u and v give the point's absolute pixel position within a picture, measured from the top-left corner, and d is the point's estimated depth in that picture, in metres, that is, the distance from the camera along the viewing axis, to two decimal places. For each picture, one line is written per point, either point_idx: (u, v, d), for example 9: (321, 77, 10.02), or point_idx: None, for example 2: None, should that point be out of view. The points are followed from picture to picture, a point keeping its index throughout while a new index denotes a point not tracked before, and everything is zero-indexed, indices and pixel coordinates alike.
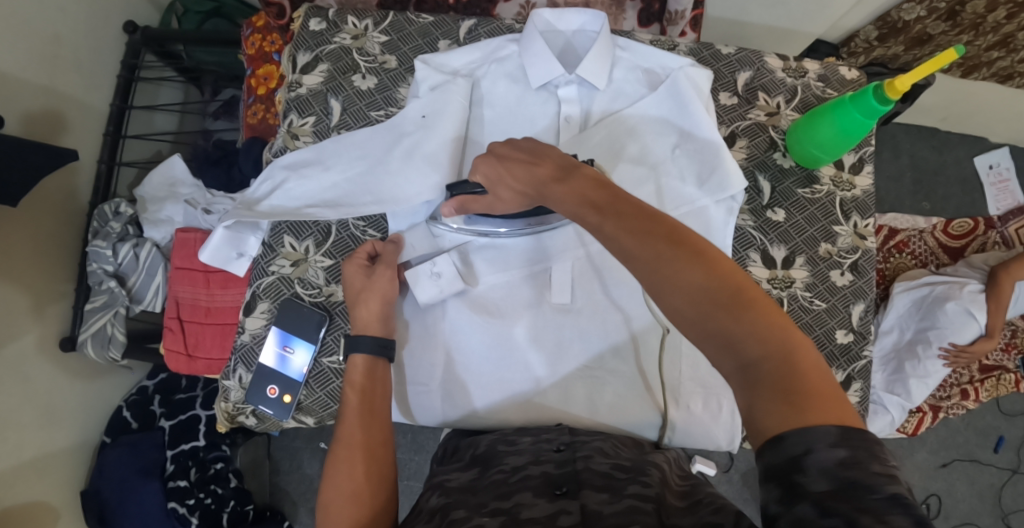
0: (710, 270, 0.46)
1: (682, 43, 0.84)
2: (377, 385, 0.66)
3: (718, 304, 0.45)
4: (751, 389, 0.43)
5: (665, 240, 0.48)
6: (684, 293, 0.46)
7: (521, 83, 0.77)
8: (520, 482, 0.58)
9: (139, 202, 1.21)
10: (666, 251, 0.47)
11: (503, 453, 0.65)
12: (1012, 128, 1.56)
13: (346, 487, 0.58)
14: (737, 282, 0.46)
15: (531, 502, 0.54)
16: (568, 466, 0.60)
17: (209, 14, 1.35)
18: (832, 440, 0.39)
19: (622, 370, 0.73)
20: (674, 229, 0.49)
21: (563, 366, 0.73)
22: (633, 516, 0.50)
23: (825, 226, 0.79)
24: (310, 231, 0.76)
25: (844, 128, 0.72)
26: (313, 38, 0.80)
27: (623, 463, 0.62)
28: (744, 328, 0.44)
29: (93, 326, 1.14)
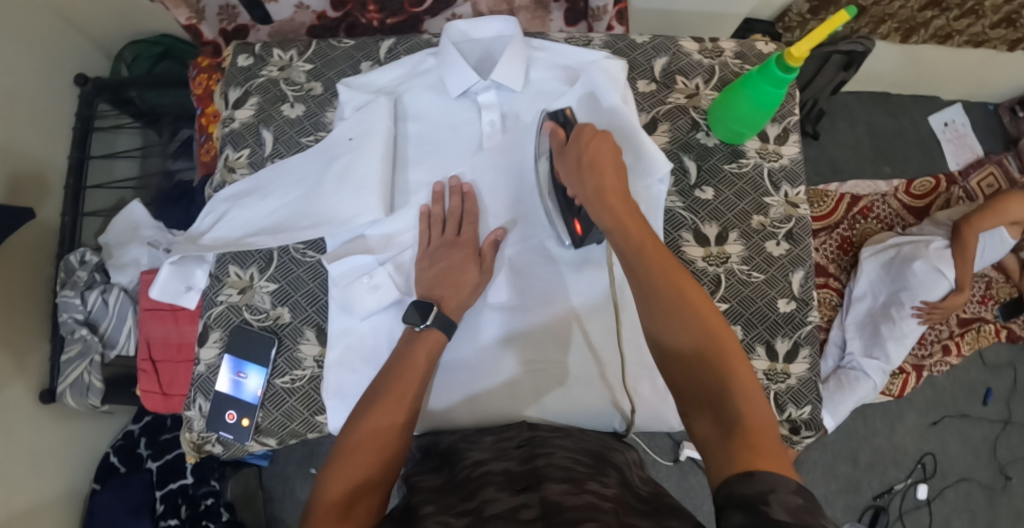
0: (713, 326, 0.54)
1: (596, 37, 0.86)
2: (418, 371, 0.63)
3: (704, 355, 0.52)
4: (716, 435, 0.49)
5: (675, 288, 0.55)
6: (680, 337, 0.53)
7: (442, 94, 0.78)
8: (482, 478, 0.58)
9: (104, 248, 1.23)
10: (668, 298, 0.55)
11: (466, 448, 0.66)
12: (960, 83, 1.59)
13: (352, 471, 0.55)
14: (728, 344, 0.53)
15: (495, 497, 0.54)
16: (531, 462, 0.60)
17: (159, 58, 1.36)
18: (793, 489, 0.43)
19: (564, 368, 0.73)
20: (683, 281, 0.56)
21: (500, 361, 0.74)
22: (592, 513, 0.48)
23: (755, 199, 0.80)
24: (253, 259, 0.76)
25: (757, 99, 0.74)
26: (241, 74, 0.82)
27: (582, 457, 0.62)
28: (719, 381, 0.51)
29: (69, 377, 1.16)
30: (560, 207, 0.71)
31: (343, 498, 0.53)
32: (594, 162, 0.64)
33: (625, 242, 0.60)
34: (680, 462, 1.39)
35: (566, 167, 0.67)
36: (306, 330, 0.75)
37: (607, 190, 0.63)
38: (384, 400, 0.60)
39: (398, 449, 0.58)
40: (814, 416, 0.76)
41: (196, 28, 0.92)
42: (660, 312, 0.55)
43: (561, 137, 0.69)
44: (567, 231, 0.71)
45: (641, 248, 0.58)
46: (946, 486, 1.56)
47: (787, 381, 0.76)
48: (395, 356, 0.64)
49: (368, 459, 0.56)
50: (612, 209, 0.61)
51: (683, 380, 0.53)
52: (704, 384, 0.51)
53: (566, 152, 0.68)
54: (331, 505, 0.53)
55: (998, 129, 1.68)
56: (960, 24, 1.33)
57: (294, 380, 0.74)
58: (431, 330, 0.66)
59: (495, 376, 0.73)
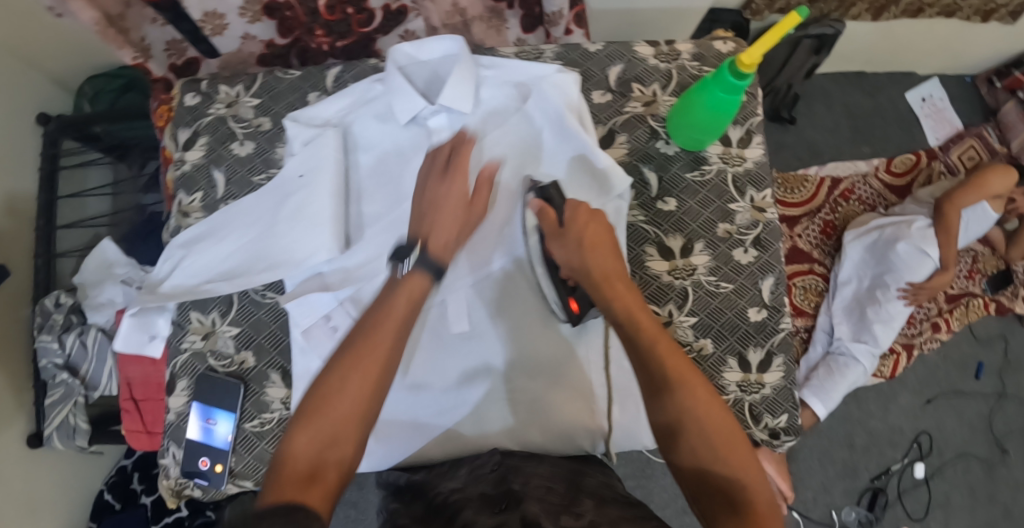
0: (719, 413, 0.55)
1: (548, 49, 0.84)
2: (401, 304, 0.59)
3: (718, 454, 0.54)
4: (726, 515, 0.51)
5: (688, 384, 0.56)
6: (697, 436, 0.54)
7: (391, 121, 0.77)
8: (459, 503, 0.57)
9: (79, 289, 1.22)
10: (681, 395, 0.55)
11: (439, 480, 0.65)
12: (936, 57, 1.57)
13: (321, 422, 0.54)
14: (733, 430, 0.55)
15: (473, 518, 0.53)
16: (504, 485, 0.59)
17: (121, 90, 1.36)
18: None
19: (531, 396, 0.72)
20: (692, 375, 0.56)
21: (464, 396, 0.72)
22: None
23: (720, 206, 0.79)
24: (214, 303, 0.75)
25: (714, 106, 0.72)
26: (189, 113, 0.80)
27: (557, 484, 0.61)
28: (734, 480, 0.52)
29: (54, 420, 1.16)
30: (551, 283, 0.69)
31: (314, 456, 0.53)
32: (595, 246, 0.63)
33: (635, 336, 0.59)
34: None
35: (564, 251, 0.64)
36: (272, 373, 0.74)
37: (612, 279, 0.62)
38: (368, 334, 0.57)
39: (376, 397, 0.56)
40: (792, 424, 0.75)
41: (144, 67, 0.89)
42: (672, 408, 0.55)
43: (551, 218, 0.66)
44: (563, 309, 0.69)
45: (653, 342, 0.58)
46: (944, 464, 1.56)
47: (761, 392, 0.75)
48: (376, 302, 0.60)
49: (343, 410, 0.54)
50: (618, 296, 0.61)
51: (694, 479, 0.54)
52: (720, 485, 0.52)
53: (563, 233, 0.65)
54: (301, 462, 0.52)
55: (976, 101, 1.66)
56: None
57: (263, 423, 0.74)
58: (414, 275, 0.61)
59: (462, 408, 0.72)
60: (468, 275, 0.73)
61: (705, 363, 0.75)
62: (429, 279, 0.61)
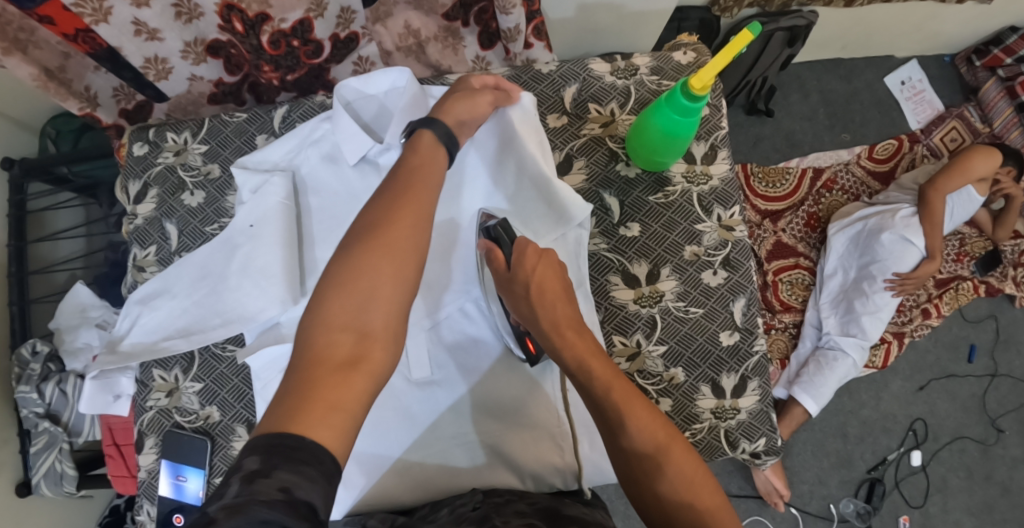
0: (677, 448, 0.54)
1: (500, 73, 0.82)
2: (423, 197, 0.57)
3: (691, 497, 0.52)
4: None
5: (651, 431, 0.54)
6: (662, 483, 0.53)
7: (340, 162, 0.75)
8: None
9: (55, 334, 1.21)
10: (643, 446, 0.54)
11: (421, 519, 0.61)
12: (913, 38, 1.53)
13: (354, 305, 0.50)
14: (692, 465, 0.54)
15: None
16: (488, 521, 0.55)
17: (81, 131, 1.35)
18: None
19: (495, 433, 0.70)
20: (644, 415, 0.55)
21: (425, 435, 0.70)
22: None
23: (686, 227, 0.77)
24: (175, 359, 0.74)
25: (669, 130, 0.70)
26: (138, 164, 0.79)
27: (536, 521, 0.56)
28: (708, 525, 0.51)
29: (42, 467, 1.16)
30: (509, 327, 0.69)
31: (352, 333, 0.49)
32: (542, 291, 0.61)
33: (592, 384, 0.57)
34: None
35: (515, 299, 0.62)
36: (237, 426, 0.73)
37: (564, 324, 0.60)
38: (401, 206, 0.56)
39: (406, 292, 0.52)
40: (770, 446, 0.74)
41: (92, 116, 0.87)
42: (636, 457, 0.54)
43: (500, 259, 0.65)
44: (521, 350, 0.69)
45: (610, 391, 0.56)
46: (940, 448, 1.55)
47: (737, 417, 0.74)
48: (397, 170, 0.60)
49: (384, 280, 0.51)
50: (572, 348, 0.58)
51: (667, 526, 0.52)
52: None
53: (512, 276, 0.62)
54: (337, 355, 0.47)
55: (955, 80, 1.63)
56: None
57: None
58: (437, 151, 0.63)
59: (428, 449, 0.69)
60: (425, 317, 0.72)
61: (678, 392, 0.73)
62: (437, 139, 0.64)
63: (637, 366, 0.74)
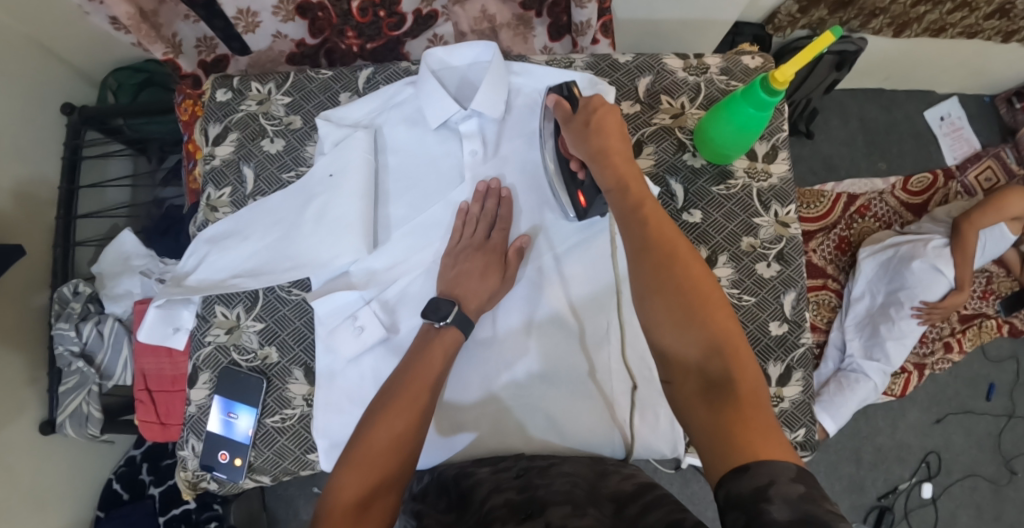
0: (705, 284, 0.53)
1: (578, 58, 0.85)
2: (429, 375, 0.63)
3: (705, 327, 0.51)
4: (704, 400, 0.49)
5: (673, 244, 0.56)
6: (676, 302, 0.52)
7: (421, 125, 0.77)
8: (487, 512, 0.56)
9: (97, 278, 1.23)
10: (665, 253, 0.55)
11: (468, 484, 0.63)
12: (957, 76, 1.57)
13: (369, 473, 0.55)
14: (717, 309, 0.52)
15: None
16: (529, 491, 0.58)
17: (142, 85, 1.32)
18: (792, 477, 0.41)
19: (542, 404, 0.71)
20: (680, 242, 0.56)
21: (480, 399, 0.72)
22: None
23: (744, 220, 0.79)
24: (239, 298, 0.75)
25: (741, 123, 0.72)
26: (220, 109, 0.81)
27: (580, 481, 0.61)
28: (714, 350, 0.50)
29: (68, 407, 1.16)
30: (562, 179, 0.71)
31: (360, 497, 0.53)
32: (599, 127, 0.65)
33: (626, 198, 0.60)
34: (682, 469, 1.41)
35: (572, 133, 0.67)
36: (295, 369, 0.74)
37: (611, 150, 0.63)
38: (409, 381, 0.62)
39: (403, 468, 0.56)
40: (809, 438, 0.75)
41: (173, 62, 0.89)
42: (654, 266, 0.55)
43: (566, 107, 0.70)
44: (571, 203, 0.71)
45: (640, 206, 0.59)
46: (951, 483, 1.55)
47: (780, 405, 0.75)
48: (411, 353, 0.65)
49: (388, 453, 0.56)
50: (613, 167, 0.62)
51: (671, 345, 0.52)
52: (701, 354, 0.51)
53: (572, 120, 0.68)
54: (347, 501, 0.52)
55: (995, 120, 1.66)
56: (952, 17, 1.30)
57: (284, 419, 0.74)
58: (449, 328, 0.66)
59: (483, 408, 0.72)
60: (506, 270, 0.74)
61: None
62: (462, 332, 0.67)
63: None
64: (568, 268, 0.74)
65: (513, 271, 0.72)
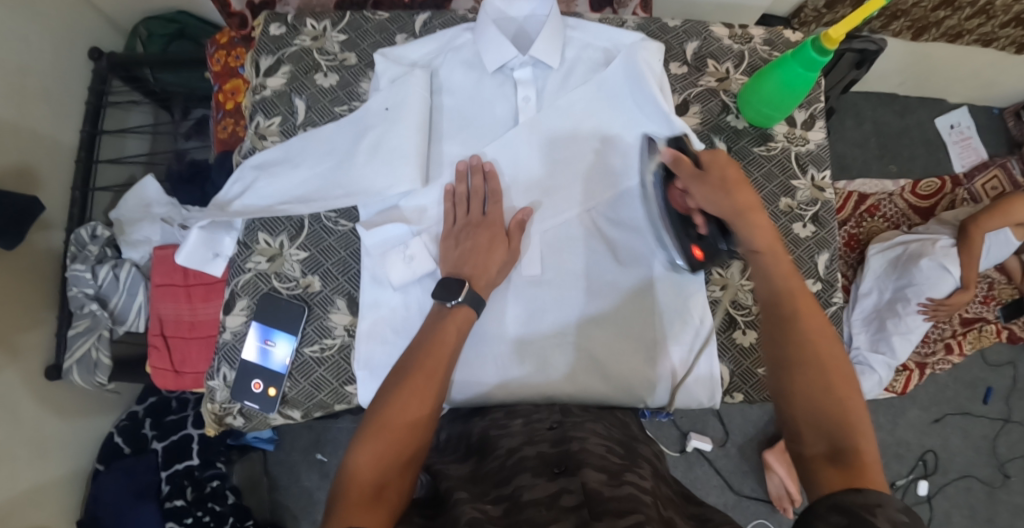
0: (833, 358, 0.56)
1: (629, 19, 0.86)
2: (445, 348, 0.62)
3: (828, 392, 0.55)
4: (827, 459, 0.52)
5: (815, 327, 0.58)
6: (810, 367, 0.56)
7: (477, 69, 0.79)
8: (517, 464, 0.54)
9: (116, 223, 1.21)
10: (809, 331, 0.58)
11: (497, 436, 0.61)
12: (968, 85, 1.62)
13: (384, 449, 0.55)
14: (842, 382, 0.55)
15: (531, 483, 0.50)
16: (563, 444, 0.56)
17: (173, 37, 1.31)
18: (900, 507, 0.44)
19: (587, 345, 0.73)
20: (816, 313, 0.59)
21: (525, 332, 0.73)
22: (637, 505, 0.46)
23: (783, 182, 0.81)
24: (284, 226, 0.76)
25: (788, 84, 0.74)
26: (273, 42, 0.82)
27: (615, 446, 0.57)
28: (840, 418, 0.53)
29: (76, 352, 1.13)
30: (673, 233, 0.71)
31: (375, 477, 0.53)
32: (742, 186, 0.66)
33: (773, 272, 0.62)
34: (687, 452, 1.42)
35: (702, 188, 0.66)
36: (337, 299, 0.76)
37: (755, 212, 0.64)
38: (427, 352, 0.62)
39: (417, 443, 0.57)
40: None
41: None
42: (795, 339, 0.58)
43: (686, 163, 0.68)
44: (685, 257, 0.71)
45: (786, 278, 0.61)
46: (947, 482, 1.57)
47: None
48: (423, 332, 0.64)
49: (403, 428, 0.57)
50: (762, 227, 0.64)
51: (800, 405, 0.55)
52: (827, 417, 0.54)
53: (703, 176, 0.67)
54: (360, 491, 0.52)
55: (1001, 132, 1.72)
56: (970, 23, 1.34)
57: (323, 349, 0.74)
58: (461, 307, 0.65)
59: (529, 345, 0.73)
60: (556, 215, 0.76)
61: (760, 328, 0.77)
62: (475, 310, 0.66)
63: (728, 296, 0.77)
64: (617, 217, 0.76)
65: (517, 242, 0.72)
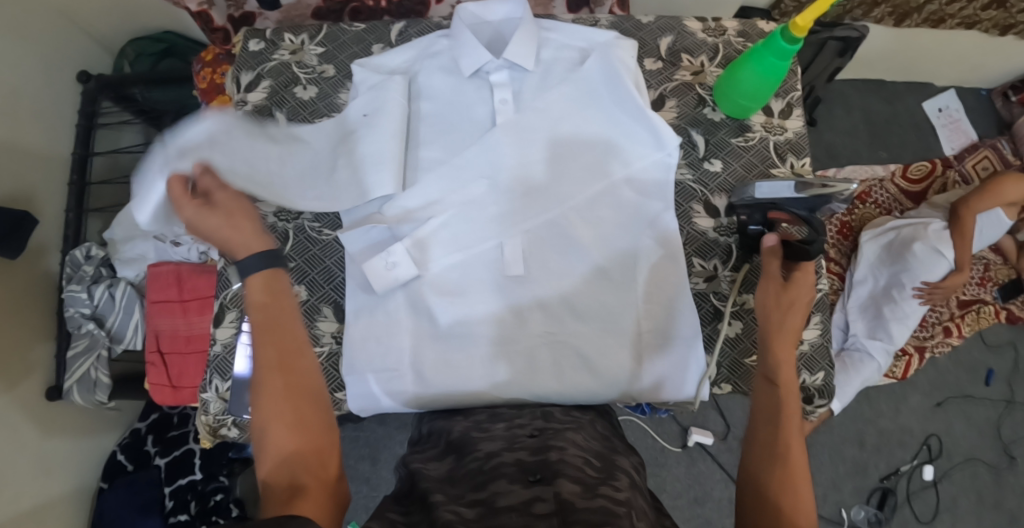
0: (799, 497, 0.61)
1: (603, 18, 0.87)
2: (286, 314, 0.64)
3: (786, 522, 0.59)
4: None
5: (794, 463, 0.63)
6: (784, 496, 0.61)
7: (454, 74, 0.80)
8: (495, 470, 0.54)
9: (110, 243, 1.22)
10: (792, 467, 0.62)
11: (477, 438, 0.62)
12: (953, 68, 1.62)
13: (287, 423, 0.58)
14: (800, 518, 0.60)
15: (507, 490, 0.51)
16: (543, 451, 0.56)
17: (161, 56, 1.32)
18: None
19: (574, 341, 0.74)
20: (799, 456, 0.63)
21: (510, 330, 0.74)
22: (610, 517, 0.47)
23: (762, 171, 0.81)
24: (270, 238, 0.78)
25: (762, 72, 0.74)
26: (253, 58, 0.84)
27: (593, 459, 0.58)
28: None
29: (76, 373, 1.13)
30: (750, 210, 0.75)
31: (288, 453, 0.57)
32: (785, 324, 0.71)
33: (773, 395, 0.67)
34: (689, 447, 1.42)
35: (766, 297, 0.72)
36: (324, 307, 0.77)
37: (783, 351, 0.69)
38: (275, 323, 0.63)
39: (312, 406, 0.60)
40: (827, 383, 0.79)
41: (206, 14, 0.93)
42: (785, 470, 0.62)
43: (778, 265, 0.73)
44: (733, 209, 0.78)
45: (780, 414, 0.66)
46: (952, 466, 1.57)
47: (800, 347, 0.80)
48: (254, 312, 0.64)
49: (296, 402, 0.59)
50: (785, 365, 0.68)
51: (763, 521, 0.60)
52: None
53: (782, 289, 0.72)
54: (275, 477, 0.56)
55: (991, 114, 1.72)
56: (952, 7, 1.34)
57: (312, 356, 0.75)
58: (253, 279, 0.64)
59: (513, 345, 0.74)
60: (539, 216, 0.76)
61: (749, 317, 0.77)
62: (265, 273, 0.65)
63: (712, 288, 0.78)
64: (597, 212, 0.76)
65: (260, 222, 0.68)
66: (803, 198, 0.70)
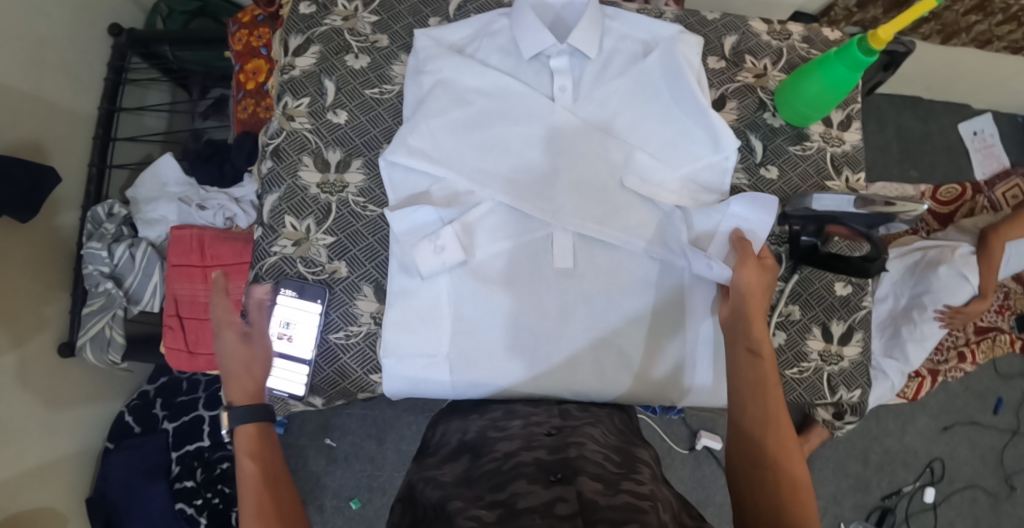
0: (790, 472, 0.57)
1: (667, 11, 0.85)
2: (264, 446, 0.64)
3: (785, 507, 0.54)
4: None
5: (777, 433, 0.59)
6: (770, 480, 0.57)
7: (512, 55, 0.78)
8: (514, 470, 0.53)
9: (133, 202, 1.20)
10: (780, 441, 0.58)
11: (494, 438, 0.61)
12: (993, 92, 1.60)
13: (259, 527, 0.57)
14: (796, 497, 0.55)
15: (527, 490, 0.49)
16: (563, 450, 0.55)
17: (194, 14, 1.29)
18: None
19: (615, 340, 0.73)
20: (782, 427, 0.60)
21: (550, 328, 0.72)
22: (633, 514, 0.45)
23: (817, 182, 0.80)
24: (311, 210, 0.77)
25: (831, 83, 0.72)
26: (303, 21, 0.81)
27: (613, 454, 0.57)
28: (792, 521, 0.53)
29: (91, 329, 1.12)
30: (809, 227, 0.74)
31: None
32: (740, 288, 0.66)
33: (748, 335, 0.64)
34: (696, 450, 1.42)
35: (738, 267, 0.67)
36: (363, 286, 0.76)
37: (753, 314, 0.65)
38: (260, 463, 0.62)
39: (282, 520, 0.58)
40: (862, 400, 0.78)
41: None
42: (766, 446, 0.58)
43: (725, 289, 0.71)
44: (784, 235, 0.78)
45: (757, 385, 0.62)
46: (952, 491, 1.57)
47: (840, 364, 0.78)
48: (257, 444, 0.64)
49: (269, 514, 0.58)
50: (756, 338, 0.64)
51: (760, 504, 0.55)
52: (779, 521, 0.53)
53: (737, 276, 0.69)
54: None
55: None
56: (1000, 30, 1.32)
57: (348, 334, 0.75)
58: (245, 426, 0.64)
59: (552, 342, 0.72)
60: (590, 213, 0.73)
61: (791, 329, 0.78)
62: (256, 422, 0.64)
63: None
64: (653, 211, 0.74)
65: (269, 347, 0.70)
66: (863, 215, 0.69)
